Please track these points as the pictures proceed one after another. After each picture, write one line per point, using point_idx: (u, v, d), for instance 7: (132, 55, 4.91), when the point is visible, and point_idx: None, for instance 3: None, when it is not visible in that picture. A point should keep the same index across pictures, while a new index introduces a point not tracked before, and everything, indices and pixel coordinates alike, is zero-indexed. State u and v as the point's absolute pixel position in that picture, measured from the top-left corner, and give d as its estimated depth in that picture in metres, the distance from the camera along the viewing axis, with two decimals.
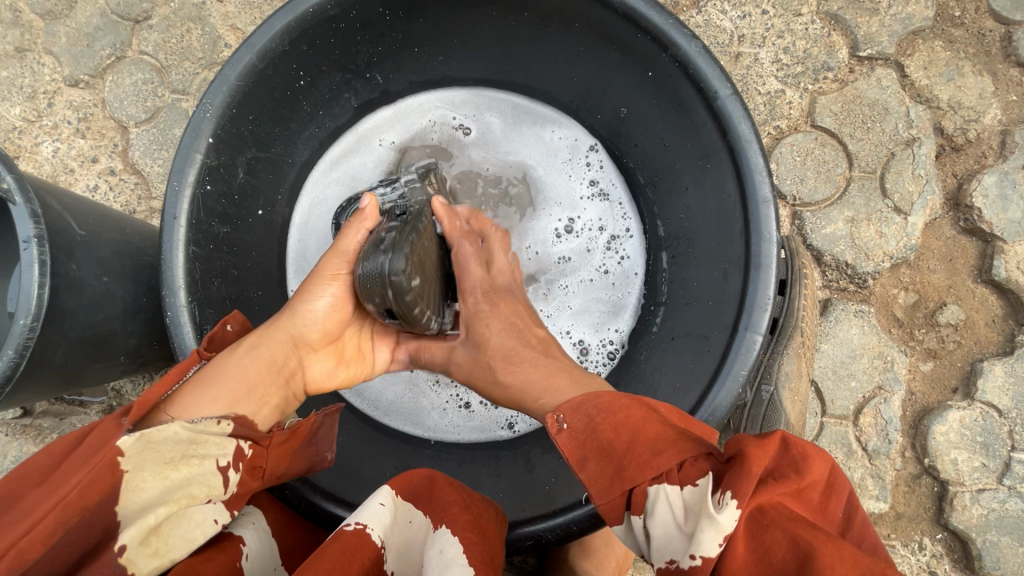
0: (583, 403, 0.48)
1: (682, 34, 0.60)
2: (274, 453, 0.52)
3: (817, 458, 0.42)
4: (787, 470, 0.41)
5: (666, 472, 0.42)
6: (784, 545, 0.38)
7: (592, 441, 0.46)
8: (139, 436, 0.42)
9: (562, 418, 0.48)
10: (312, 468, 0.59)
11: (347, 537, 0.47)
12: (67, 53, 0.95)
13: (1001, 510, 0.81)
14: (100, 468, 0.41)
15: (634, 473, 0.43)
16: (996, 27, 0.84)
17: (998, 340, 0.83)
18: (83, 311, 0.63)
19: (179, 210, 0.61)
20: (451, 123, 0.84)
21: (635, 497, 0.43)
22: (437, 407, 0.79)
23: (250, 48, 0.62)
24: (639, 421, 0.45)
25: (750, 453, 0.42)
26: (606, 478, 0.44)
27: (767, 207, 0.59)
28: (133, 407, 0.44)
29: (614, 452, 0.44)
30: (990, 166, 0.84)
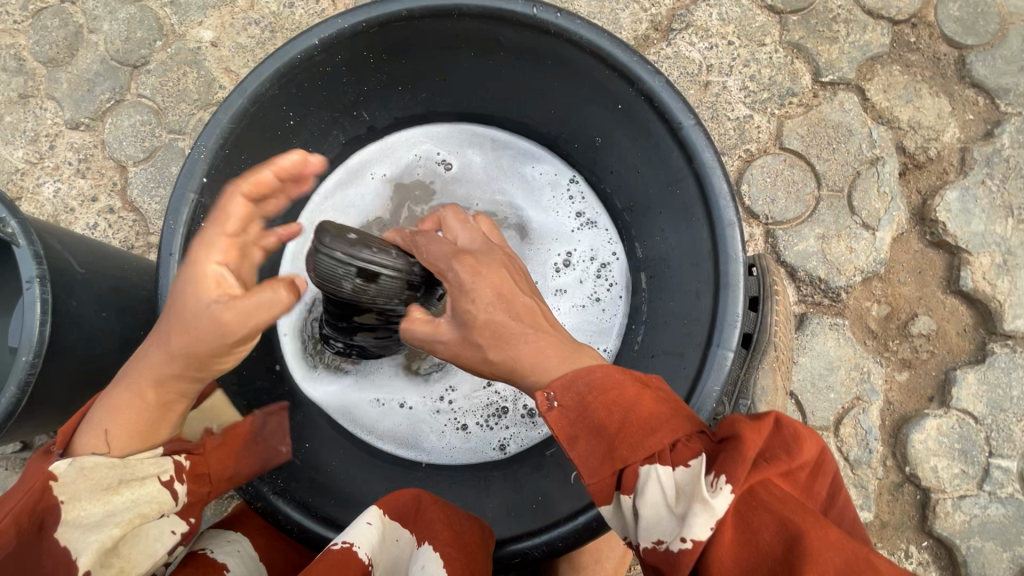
0: (575, 380, 0.46)
1: (646, 71, 0.65)
2: (213, 457, 0.59)
3: (808, 440, 0.43)
4: (779, 452, 0.42)
5: (659, 452, 0.43)
6: (773, 530, 0.39)
7: (583, 420, 0.45)
8: (71, 463, 0.49)
9: (553, 397, 0.46)
10: (268, 464, 0.65)
11: (334, 557, 0.50)
12: (68, 98, 1.00)
13: (983, 516, 0.83)
14: (31, 492, 0.47)
15: (627, 453, 0.43)
16: (949, 51, 0.89)
17: (970, 349, 0.86)
18: (82, 346, 0.66)
19: (174, 247, 0.64)
20: (436, 158, 0.88)
21: (626, 477, 0.43)
22: (435, 431, 0.81)
23: (242, 93, 0.66)
24: (633, 398, 0.45)
25: (747, 439, 0.41)
26: (598, 459, 0.44)
27: (732, 229, 0.62)
28: (58, 438, 0.52)
29: (607, 431, 0.44)
30: (952, 182, 0.88)
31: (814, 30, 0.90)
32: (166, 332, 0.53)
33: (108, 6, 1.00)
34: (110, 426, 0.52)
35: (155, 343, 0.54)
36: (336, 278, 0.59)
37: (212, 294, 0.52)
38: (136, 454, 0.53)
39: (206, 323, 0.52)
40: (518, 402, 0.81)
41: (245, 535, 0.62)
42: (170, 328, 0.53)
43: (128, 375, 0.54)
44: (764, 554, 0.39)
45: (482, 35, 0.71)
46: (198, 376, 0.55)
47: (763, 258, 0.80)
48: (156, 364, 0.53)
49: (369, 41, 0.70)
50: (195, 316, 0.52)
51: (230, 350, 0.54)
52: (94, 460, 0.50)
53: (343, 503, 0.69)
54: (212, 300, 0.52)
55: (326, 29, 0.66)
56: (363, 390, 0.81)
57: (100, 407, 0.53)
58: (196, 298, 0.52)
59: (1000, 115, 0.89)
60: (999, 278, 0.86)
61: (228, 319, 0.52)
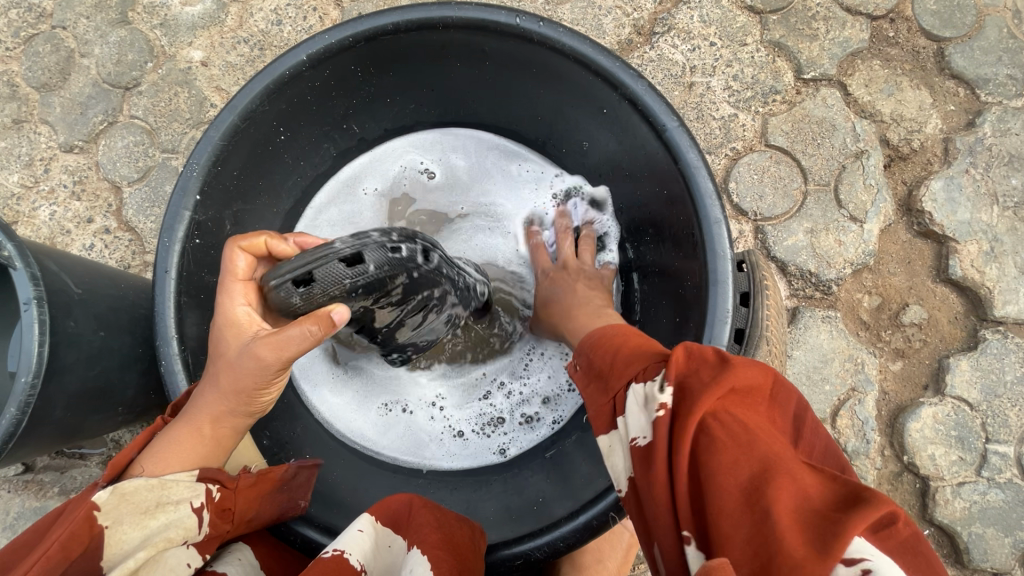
0: (587, 346, 0.57)
1: (629, 75, 0.65)
2: (242, 495, 0.58)
3: (750, 368, 0.43)
4: (724, 371, 0.42)
5: (636, 375, 0.47)
6: (702, 437, 0.38)
7: (591, 368, 0.53)
8: (113, 490, 0.49)
9: (575, 362, 0.57)
10: (284, 515, 0.62)
11: (325, 563, 0.50)
12: (62, 121, 1.01)
13: (983, 502, 0.84)
14: (77, 522, 0.47)
15: (616, 381, 0.49)
16: (928, 44, 0.91)
17: (962, 336, 0.87)
18: (82, 365, 0.67)
19: (170, 264, 0.65)
20: (419, 168, 0.90)
21: (616, 404, 0.47)
22: (434, 439, 0.82)
23: (232, 110, 0.67)
24: (630, 346, 0.52)
25: (688, 360, 0.44)
26: (599, 394, 0.50)
27: (719, 227, 0.63)
28: (107, 471, 0.51)
29: (604, 372, 0.51)
30: (936, 172, 0.89)
31: (795, 28, 0.92)
32: (213, 373, 0.56)
33: (99, 31, 1.02)
34: (164, 456, 0.53)
35: (203, 384, 0.56)
36: (280, 297, 0.51)
37: (247, 335, 0.55)
38: (174, 474, 0.53)
39: (245, 360, 0.54)
40: (515, 410, 0.83)
41: (245, 543, 0.61)
42: (215, 369, 0.55)
43: (188, 411, 0.55)
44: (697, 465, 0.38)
45: (468, 46, 0.72)
46: (248, 410, 0.57)
47: (753, 253, 0.82)
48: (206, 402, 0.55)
49: (356, 56, 0.71)
50: (237, 355, 0.54)
51: (271, 382, 0.56)
52: (135, 484, 0.51)
53: (344, 512, 0.69)
54: (247, 340, 0.54)
55: (313, 44, 0.67)
56: (366, 398, 0.83)
57: (157, 441, 0.54)
58: (236, 340, 0.55)
59: (980, 105, 0.90)
60: (988, 265, 0.87)
61: (264, 356, 0.53)
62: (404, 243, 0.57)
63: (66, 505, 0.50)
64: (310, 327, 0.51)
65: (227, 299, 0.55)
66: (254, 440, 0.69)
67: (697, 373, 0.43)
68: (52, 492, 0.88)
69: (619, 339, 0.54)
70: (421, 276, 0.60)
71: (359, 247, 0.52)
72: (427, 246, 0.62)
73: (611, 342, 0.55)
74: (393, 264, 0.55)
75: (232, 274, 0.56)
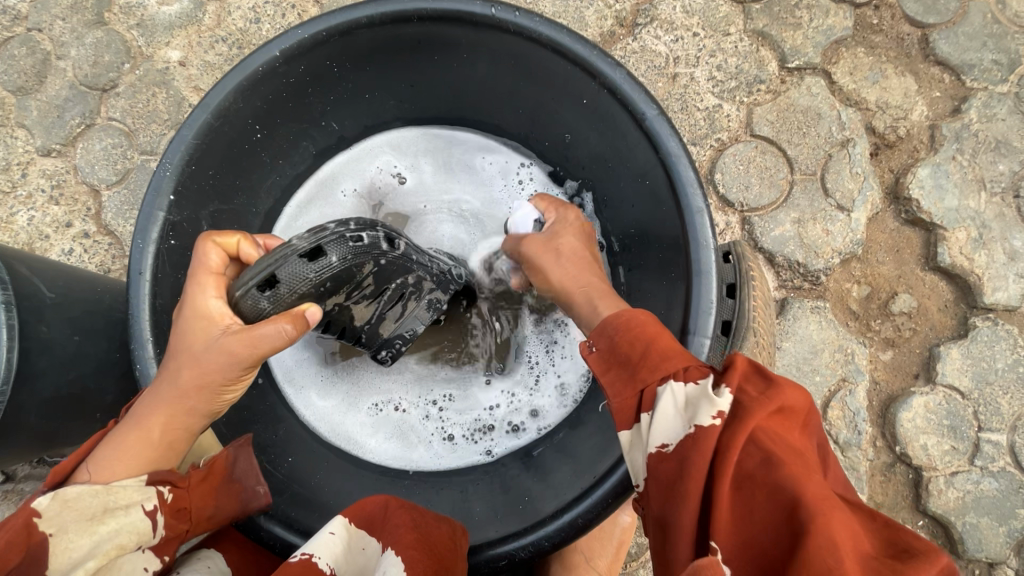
0: (606, 325, 0.52)
1: (607, 64, 0.64)
2: (197, 492, 0.56)
3: (798, 390, 0.43)
4: (780, 390, 0.43)
5: (673, 373, 0.46)
6: (759, 456, 0.38)
7: (614, 355, 0.50)
8: (55, 495, 0.48)
9: (590, 342, 0.52)
10: (248, 507, 0.60)
11: (295, 566, 0.49)
12: (39, 125, 1.00)
13: (977, 491, 0.83)
14: (14, 530, 0.46)
15: (647, 374, 0.47)
16: (913, 31, 0.90)
17: (952, 324, 0.86)
18: (54, 370, 0.65)
19: (144, 266, 0.64)
20: (394, 171, 0.89)
21: (646, 398, 0.46)
22: (423, 440, 0.81)
23: (206, 108, 0.66)
24: (656, 334, 0.49)
25: (743, 371, 0.44)
26: (624, 387, 0.48)
27: (701, 216, 0.62)
28: (49, 476, 0.51)
29: (631, 361, 0.48)
30: (923, 160, 0.88)
31: (778, 17, 0.91)
32: (174, 369, 0.54)
33: (75, 32, 1.00)
34: (112, 460, 0.52)
35: (163, 380, 0.54)
36: (251, 306, 0.52)
37: (217, 328, 0.53)
38: (122, 480, 0.52)
39: (213, 355, 0.52)
40: (505, 417, 0.81)
41: (217, 548, 0.59)
42: (179, 365, 0.54)
43: (142, 413, 0.54)
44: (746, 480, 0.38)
45: (445, 38, 0.71)
46: (212, 408, 0.56)
47: (739, 244, 0.81)
48: (166, 400, 0.54)
49: (331, 50, 0.69)
50: (205, 350, 0.53)
51: (241, 377, 0.55)
52: (78, 490, 0.49)
53: (326, 516, 0.68)
54: (218, 334, 0.53)
55: (286, 39, 0.66)
56: (355, 400, 0.81)
57: (110, 441, 0.53)
58: (204, 334, 0.53)
59: (966, 91, 0.89)
60: (976, 252, 0.86)
61: (234, 349, 0.52)
62: (365, 231, 0.57)
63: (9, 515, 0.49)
64: (284, 325, 0.51)
65: (194, 291, 0.54)
66: (233, 443, 0.68)
67: (752, 387, 0.43)
68: (33, 502, 0.87)
69: (644, 324, 0.50)
70: (390, 263, 0.60)
71: (318, 241, 0.53)
72: (391, 234, 0.61)
73: (640, 325, 0.50)
74: (357, 253, 0.55)
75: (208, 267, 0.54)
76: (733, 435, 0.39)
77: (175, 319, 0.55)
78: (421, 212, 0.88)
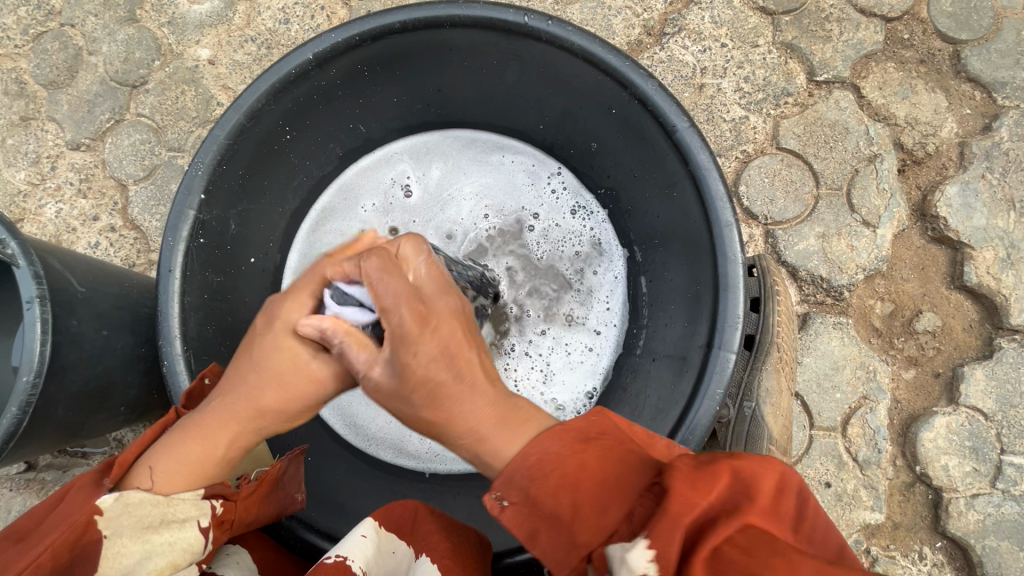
0: (513, 473, 0.42)
1: (639, 75, 0.64)
2: (243, 503, 0.56)
3: (756, 475, 0.38)
4: (744, 502, 0.37)
5: (615, 529, 0.39)
6: None
7: (539, 511, 0.41)
8: (119, 497, 0.49)
9: (499, 495, 0.43)
10: (282, 511, 0.62)
11: (327, 568, 0.50)
12: (69, 119, 1.01)
13: (998, 514, 0.82)
14: (76, 526, 0.46)
15: (587, 537, 0.40)
16: (944, 46, 0.89)
17: (976, 345, 0.85)
18: (84, 364, 0.66)
19: (174, 264, 0.65)
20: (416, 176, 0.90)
21: (595, 563, 0.40)
22: (418, 431, 0.82)
23: (238, 109, 0.66)
24: (577, 474, 0.41)
25: (692, 489, 0.37)
26: (561, 550, 0.41)
27: (730, 230, 0.61)
28: (114, 468, 0.51)
29: (563, 520, 0.41)
30: (951, 177, 0.87)
31: (808, 30, 0.90)
32: (253, 384, 0.52)
33: (107, 28, 1.01)
34: (174, 474, 0.51)
35: (236, 399, 0.52)
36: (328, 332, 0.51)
37: (307, 354, 0.51)
38: (181, 493, 0.51)
39: (302, 377, 0.51)
40: None
41: (243, 545, 0.60)
42: (259, 382, 0.52)
43: (208, 428, 0.52)
44: None
45: (473, 44, 0.71)
46: (276, 431, 0.55)
47: (764, 258, 0.80)
48: (236, 418, 0.52)
49: (363, 54, 0.70)
50: (296, 375, 0.51)
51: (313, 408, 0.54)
52: (141, 497, 0.49)
53: (345, 517, 0.69)
54: (311, 362, 0.51)
55: (319, 43, 0.66)
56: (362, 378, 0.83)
57: (172, 453, 0.51)
58: (292, 351, 0.51)
59: (997, 109, 0.88)
60: (1004, 272, 0.85)
61: (328, 378, 0.52)
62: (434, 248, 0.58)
63: (71, 492, 0.50)
64: None
65: (284, 304, 0.51)
66: None
67: (701, 508, 0.37)
68: (54, 491, 0.88)
69: (561, 457, 0.42)
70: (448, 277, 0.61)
71: None
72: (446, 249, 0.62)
73: (561, 466, 0.41)
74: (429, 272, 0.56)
75: (290, 290, 0.52)
76: None
77: (255, 330, 0.53)
78: (444, 212, 0.90)
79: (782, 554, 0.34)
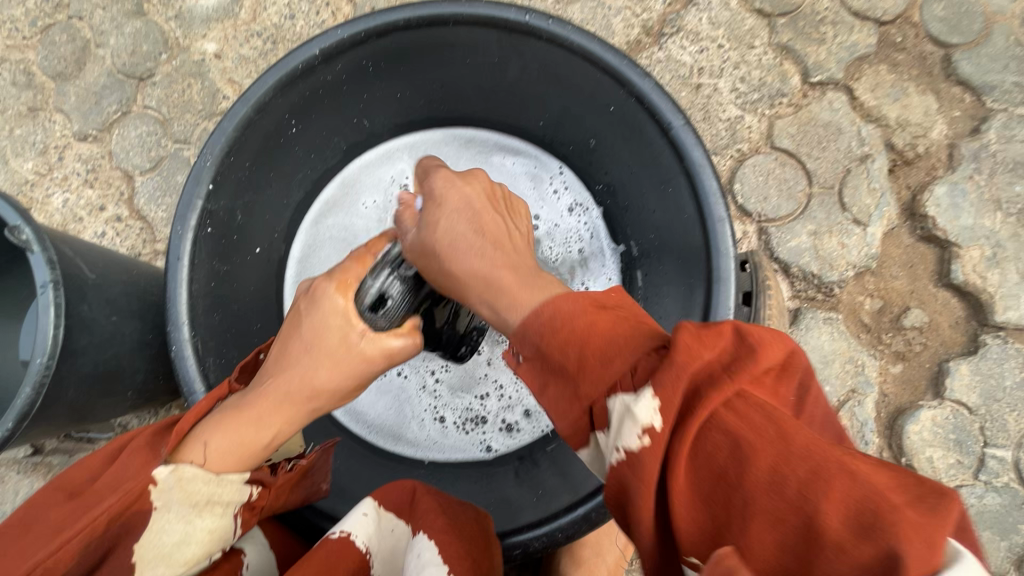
0: (525, 331, 0.44)
1: (636, 74, 0.66)
2: (278, 490, 0.58)
3: (770, 344, 0.39)
4: (749, 364, 0.37)
5: (618, 380, 0.39)
6: (724, 450, 0.35)
7: (546, 364, 0.43)
8: (173, 470, 0.49)
9: (517, 353, 0.46)
10: (307, 498, 0.65)
11: (332, 545, 0.54)
12: (77, 110, 1.02)
13: (980, 505, 0.85)
14: (130, 495, 0.47)
15: (590, 390, 0.40)
16: (935, 50, 0.91)
17: (962, 341, 0.88)
18: (94, 348, 0.68)
19: (183, 252, 0.66)
20: None
21: (596, 415, 0.40)
22: (417, 419, 0.84)
23: (246, 102, 0.67)
24: (592, 328, 0.41)
25: (697, 347, 0.38)
26: (566, 406, 0.42)
27: (723, 225, 0.63)
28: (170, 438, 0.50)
29: (567, 372, 0.41)
30: (940, 178, 0.89)
31: (803, 31, 0.92)
32: (309, 365, 0.56)
33: (115, 21, 1.03)
34: (225, 453, 0.52)
35: (291, 380, 0.55)
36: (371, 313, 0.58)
37: (355, 335, 0.57)
38: (229, 474, 0.52)
39: (356, 358, 0.56)
40: (497, 413, 0.84)
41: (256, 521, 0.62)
42: (314, 364, 0.56)
43: (260, 412, 0.54)
44: (717, 477, 0.35)
45: (477, 41, 0.73)
46: (322, 411, 0.58)
47: (757, 254, 0.82)
48: (291, 400, 0.55)
49: (369, 51, 0.72)
50: (349, 351, 0.56)
51: (354, 391, 0.59)
52: (194, 472, 0.50)
53: (346, 500, 0.71)
54: (359, 341, 0.57)
55: (326, 39, 0.68)
56: None
57: (223, 432, 0.52)
58: (344, 338, 0.56)
59: (985, 111, 0.91)
60: (990, 271, 0.88)
61: (374, 355, 0.57)
62: None
63: (127, 452, 0.50)
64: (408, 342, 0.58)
65: (331, 292, 0.57)
66: None
67: (705, 369, 0.37)
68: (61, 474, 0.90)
69: (572, 316, 0.42)
70: None
71: None
72: None
73: (571, 323, 0.42)
74: None
75: (336, 273, 0.59)
76: (679, 441, 0.35)
77: (305, 312, 0.58)
78: None
79: (777, 420, 0.35)
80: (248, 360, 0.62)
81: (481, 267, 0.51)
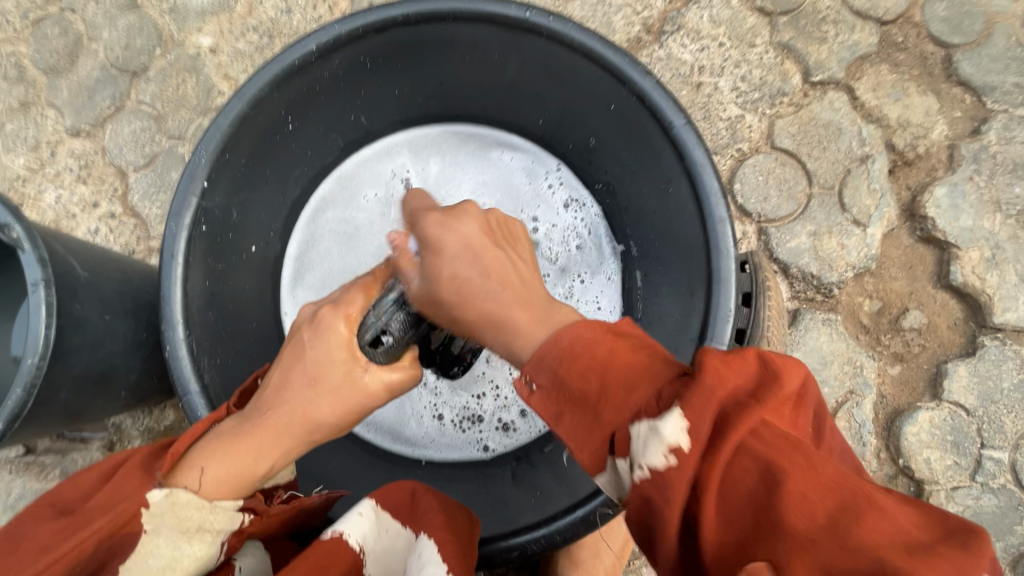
0: (544, 356, 0.44)
1: (637, 72, 0.65)
2: (269, 521, 0.56)
3: (790, 368, 0.38)
4: (774, 388, 0.37)
5: (640, 408, 0.38)
6: (753, 477, 0.34)
7: (563, 394, 0.43)
8: (167, 494, 0.48)
9: (530, 380, 0.45)
10: (297, 526, 0.63)
11: (326, 546, 0.52)
12: (70, 105, 1.01)
13: (976, 506, 0.85)
14: (121, 518, 0.46)
15: (611, 415, 0.40)
16: (936, 50, 0.91)
17: (961, 342, 0.88)
18: (87, 348, 0.67)
19: (177, 250, 0.65)
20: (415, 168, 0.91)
21: (617, 442, 0.39)
22: (415, 416, 0.84)
23: (242, 98, 0.66)
24: (615, 355, 0.42)
25: (721, 369, 0.37)
26: (585, 430, 0.41)
27: (723, 226, 0.63)
28: (166, 459, 0.50)
29: (588, 400, 0.41)
30: (940, 179, 0.89)
31: (804, 30, 0.92)
32: (310, 398, 0.55)
33: (108, 15, 1.02)
34: (222, 481, 0.51)
35: (291, 413, 0.55)
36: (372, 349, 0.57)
37: (360, 369, 0.56)
38: (222, 501, 0.51)
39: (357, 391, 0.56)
40: (494, 412, 0.84)
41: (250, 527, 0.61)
42: (316, 395, 0.55)
43: (258, 443, 0.53)
44: (744, 507, 0.34)
45: (476, 38, 0.72)
46: (317, 442, 0.58)
47: (756, 254, 0.82)
48: (288, 431, 0.55)
49: (367, 47, 0.71)
50: (351, 388, 0.56)
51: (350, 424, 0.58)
52: (188, 497, 0.49)
53: (343, 502, 0.70)
54: (363, 377, 0.56)
55: (323, 34, 0.67)
56: None
57: (220, 461, 0.52)
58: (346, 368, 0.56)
59: (986, 112, 0.90)
60: (989, 272, 0.88)
61: (376, 391, 0.57)
62: None
63: (121, 469, 0.50)
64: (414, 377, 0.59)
65: (337, 317, 0.57)
66: None
67: (732, 396, 0.37)
68: (54, 474, 0.89)
69: (593, 342, 0.43)
70: None
71: None
72: None
73: (590, 348, 0.42)
74: None
75: (341, 303, 0.58)
76: (706, 471, 0.35)
77: (309, 342, 0.57)
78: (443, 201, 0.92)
79: (804, 449, 0.34)
80: (246, 385, 0.61)
81: (484, 285, 0.51)
